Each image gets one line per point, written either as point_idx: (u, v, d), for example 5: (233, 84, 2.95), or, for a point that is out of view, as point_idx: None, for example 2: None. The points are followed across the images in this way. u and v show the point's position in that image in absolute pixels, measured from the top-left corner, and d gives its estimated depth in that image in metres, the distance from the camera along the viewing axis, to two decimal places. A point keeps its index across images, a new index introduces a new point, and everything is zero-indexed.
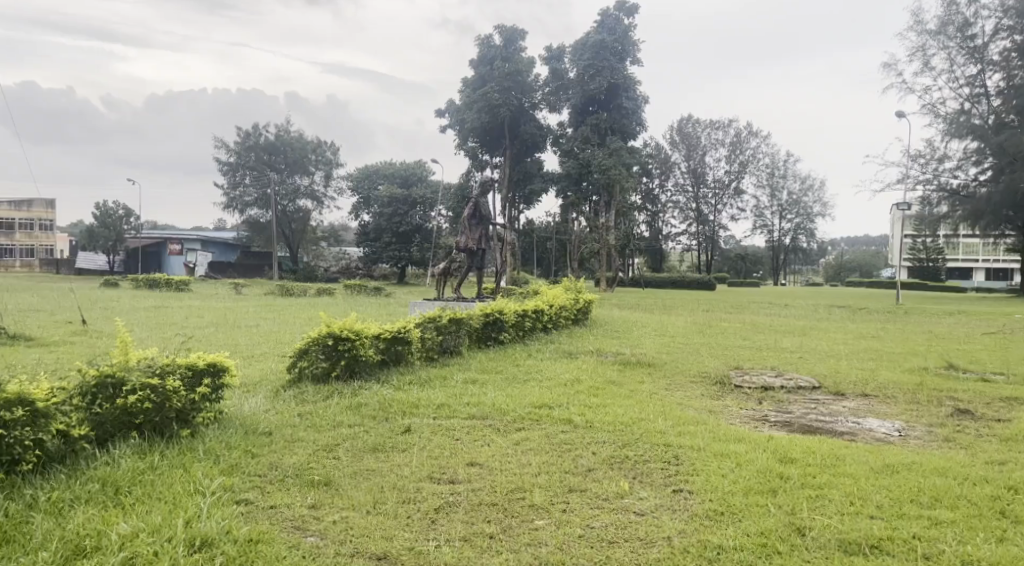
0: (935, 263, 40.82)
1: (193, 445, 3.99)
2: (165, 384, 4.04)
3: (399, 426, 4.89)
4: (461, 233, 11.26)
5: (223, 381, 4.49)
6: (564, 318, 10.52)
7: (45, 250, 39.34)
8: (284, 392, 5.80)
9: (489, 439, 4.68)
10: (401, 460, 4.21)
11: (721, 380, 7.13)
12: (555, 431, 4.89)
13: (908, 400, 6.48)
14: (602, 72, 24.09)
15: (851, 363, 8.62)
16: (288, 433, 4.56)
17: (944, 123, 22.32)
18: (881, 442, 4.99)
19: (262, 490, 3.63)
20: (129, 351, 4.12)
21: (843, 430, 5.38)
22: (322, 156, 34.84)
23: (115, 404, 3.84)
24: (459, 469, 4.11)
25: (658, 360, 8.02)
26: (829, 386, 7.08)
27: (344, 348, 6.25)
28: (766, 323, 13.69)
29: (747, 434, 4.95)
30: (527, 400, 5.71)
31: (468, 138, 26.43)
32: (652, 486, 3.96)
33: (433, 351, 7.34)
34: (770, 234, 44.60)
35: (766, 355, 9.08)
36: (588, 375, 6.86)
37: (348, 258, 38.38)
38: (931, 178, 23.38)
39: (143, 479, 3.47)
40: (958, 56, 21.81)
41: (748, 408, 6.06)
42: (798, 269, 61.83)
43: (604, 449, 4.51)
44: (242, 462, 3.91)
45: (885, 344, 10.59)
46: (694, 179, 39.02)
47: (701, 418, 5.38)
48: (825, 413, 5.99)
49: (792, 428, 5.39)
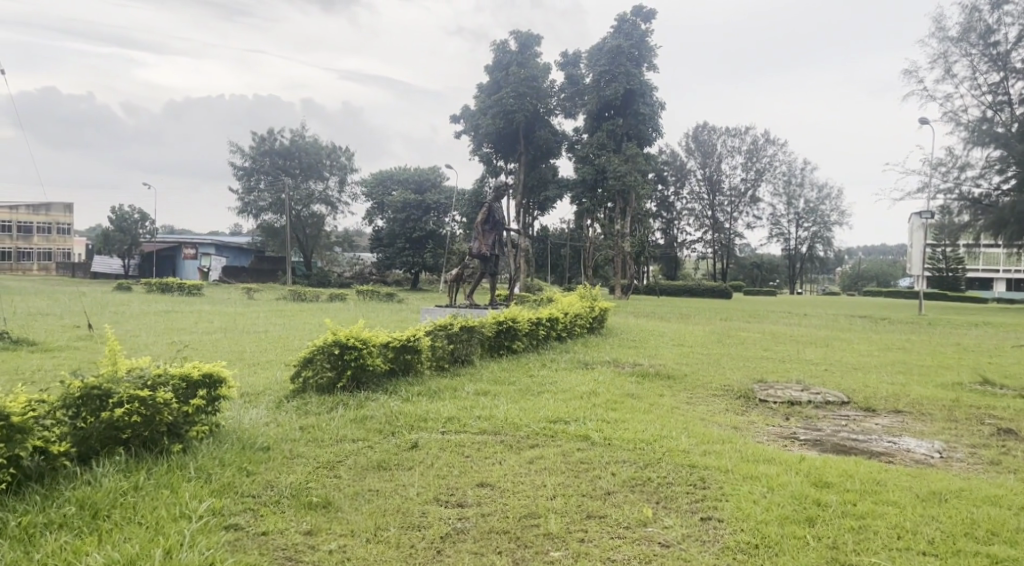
0: (955, 273, 40.04)
1: (184, 461, 3.73)
2: (156, 396, 3.77)
3: (406, 442, 4.60)
4: (474, 239, 10.98)
5: (220, 391, 4.24)
6: (579, 326, 10.21)
7: (62, 253, 39.69)
8: (288, 403, 5.53)
9: (501, 457, 4.39)
10: (407, 480, 3.93)
11: (745, 394, 6.79)
12: (571, 448, 4.59)
13: (946, 418, 6.12)
14: (618, 77, 23.78)
15: (880, 377, 8.24)
16: (287, 449, 4.30)
17: (965, 131, 21.84)
18: (922, 465, 4.65)
19: (254, 514, 3.35)
20: (119, 360, 3.87)
21: (879, 449, 5.05)
22: (336, 161, 34.70)
23: (100, 418, 3.57)
24: (469, 490, 3.83)
25: (678, 372, 7.68)
26: (860, 401, 6.72)
27: (351, 357, 5.97)
28: (787, 332, 13.27)
29: (778, 454, 4.62)
30: (541, 414, 5.42)
31: (484, 143, 26.27)
32: (677, 512, 3.65)
33: (444, 360, 7.05)
34: (787, 242, 44.05)
35: (790, 368, 8.69)
36: (607, 387, 6.55)
37: (362, 263, 38.24)
38: (952, 187, 22.90)
39: (124, 501, 3.20)
40: (980, 63, 21.31)
41: (776, 424, 5.73)
42: (814, 278, 61.19)
43: (624, 470, 4.20)
44: (235, 482, 3.64)
45: (912, 357, 10.16)
46: (710, 186, 38.56)
47: (726, 436, 5.06)
48: (857, 430, 5.66)
49: (824, 448, 5.06)
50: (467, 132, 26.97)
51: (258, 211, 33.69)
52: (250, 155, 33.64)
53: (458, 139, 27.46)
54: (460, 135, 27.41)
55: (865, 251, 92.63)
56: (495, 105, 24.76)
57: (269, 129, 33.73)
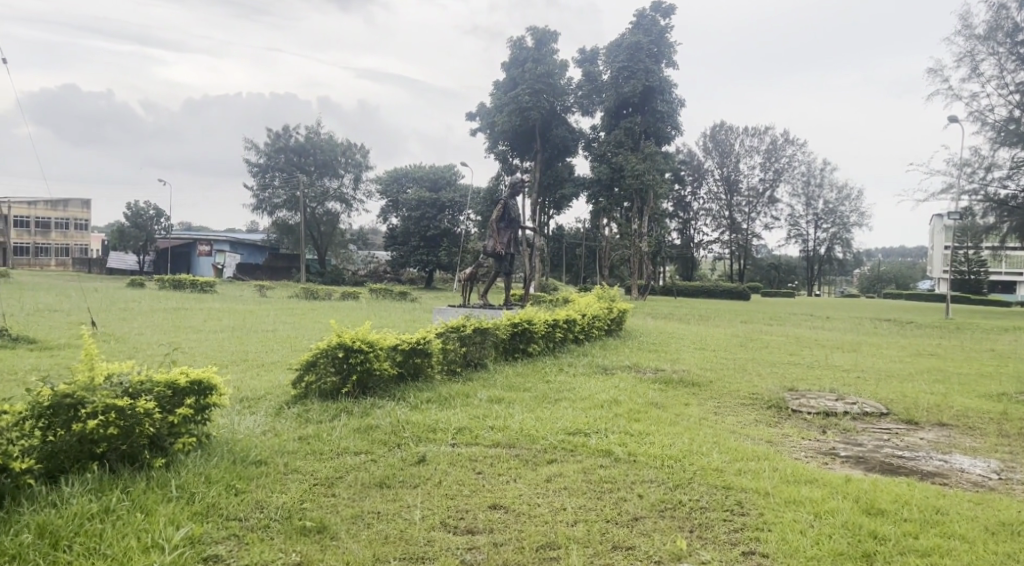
0: (977, 275, 39.11)
1: (165, 479, 3.36)
2: (137, 405, 3.41)
3: (412, 456, 4.23)
4: (489, 237, 10.58)
5: (210, 400, 3.87)
6: (597, 328, 9.81)
7: (79, 249, 39.82)
8: (287, 410, 5.16)
9: (516, 474, 4.00)
10: (411, 501, 3.55)
11: (776, 403, 6.36)
12: (592, 465, 4.19)
13: (997, 432, 5.66)
14: (636, 74, 23.25)
15: (917, 386, 7.76)
16: (283, 463, 3.92)
17: (992, 132, 21.09)
18: (981, 489, 4.21)
19: (238, 541, 2.99)
20: (96, 365, 3.52)
21: (930, 469, 4.61)
22: (352, 158, 34.37)
23: (71, 430, 3.21)
24: (480, 514, 3.44)
25: (704, 379, 7.26)
26: (900, 413, 6.24)
27: (356, 361, 5.60)
28: (813, 336, 12.76)
29: (822, 473, 4.19)
30: (559, 425, 5.00)
31: (499, 141, 25.90)
32: (713, 544, 3.26)
33: (455, 364, 6.69)
34: (805, 243, 43.33)
35: (821, 374, 8.21)
36: (629, 395, 6.12)
37: (376, 261, 37.93)
38: (978, 188, 22.12)
39: (90, 528, 2.85)
40: (1008, 62, 20.52)
41: (812, 438, 5.29)
42: (832, 279, 60.38)
43: (652, 491, 3.79)
44: (220, 503, 3.27)
45: (947, 364, 9.63)
46: (728, 186, 37.90)
47: (762, 452, 4.63)
48: (903, 447, 5.20)
49: (869, 466, 4.63)
50: (483, 130, 26.61)
51: (272, 209, 33.53)
52: (265, 152, 33.51)
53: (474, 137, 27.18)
54: (476, 132, 27.11)
55: (885, 253, 91.32)
56: (509, 102, 24.34)
57: (283, 126, 33.54)
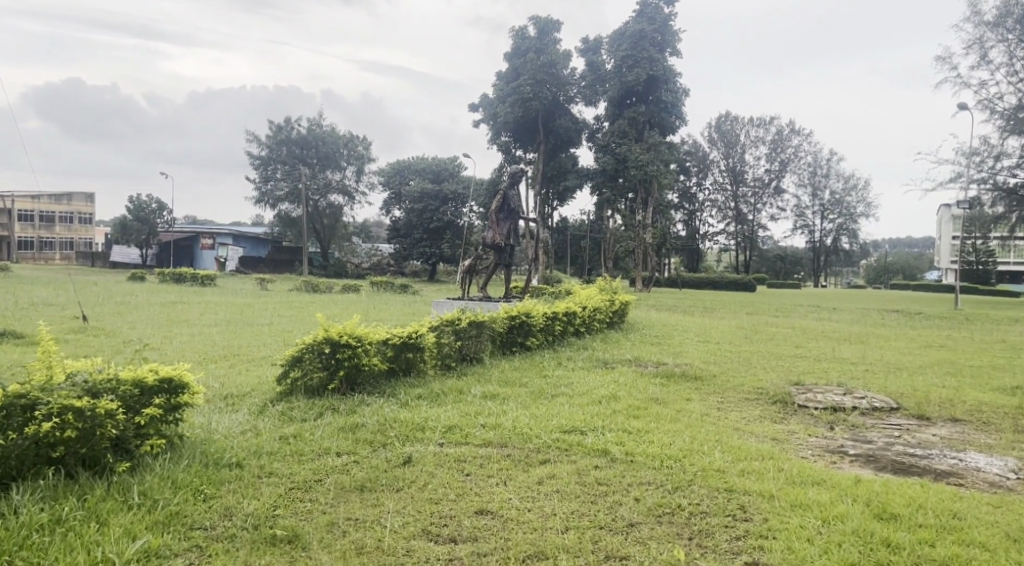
0: (985, 265, 38.66)
1: (126, 484, 3.16)
2: (97, 406, 3.19)
3: (398, 456, 4.00)
4: (489, 228, 10.31)
5: (182, 400, 3.63)
6: (598, 321, 9.57)
7: (83, 242, 39.75)
8: (270, 409, 4.93)
9: (507, 475, 3.79)
10: (392, 506, 3.33)
11: (782, 398, 6.11)
12: (587, 466, 3.96)
13: (1012, 428, 5.40)
14: (640, 62, 22.86)
15: (927, 379, 7.52)
16: (260, 465, 3.70)
17: (1001, 120, 20.69)
18: (1000, 490, 3.97)
19: (200, 554, 2.80)
20: (55, 364, 3.31)
21: (945, 469, 4.36)
22: (355, 151, 34.11)
23: (24, 434, 3.00)
24: (465, 521, 3.22)
25: (707, 373, 7.02)
26: (911, 408, 5.99)
27: (344, 356, 5.39)
28: (819, 328, 12.50)
29: (830, 474, 3.93)
30: (555, 422, 4.77)
31: (502, 132, 25.59)
32: (714, 554, 3.03)
33: (449, 359, 6.46)
34: (811, 235, 43.04)
35: (828, 368, 7.96)
36: (628, 390, 5.90)
37: (379, 254, 37.82)
38: (986, 177, 21.71)
39: (35, 541, 2.68)
40: (1017, 49, 20.10)
41: (819, 436, 5.04)
42: (838, 271, 60.09)
43: (650, 495, 3.56)
44: (185, 510, 3.07)
45: (958, 356, 9.40)
46: (733, 177, 37.53)
47: (767, 450, 4.39)
48: (914, 444, 4.95)
49: (880, 466, 4.39)
50: (486, 121, 26.25)
51: (275, 201, 33.36)
52: (267, 144, 33.23)
53: (477, 128, 26.88)
54: (478, 123, 26.78)
55: (893, 244, 90.77)
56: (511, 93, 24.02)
57: (285, 118, 33.25)
